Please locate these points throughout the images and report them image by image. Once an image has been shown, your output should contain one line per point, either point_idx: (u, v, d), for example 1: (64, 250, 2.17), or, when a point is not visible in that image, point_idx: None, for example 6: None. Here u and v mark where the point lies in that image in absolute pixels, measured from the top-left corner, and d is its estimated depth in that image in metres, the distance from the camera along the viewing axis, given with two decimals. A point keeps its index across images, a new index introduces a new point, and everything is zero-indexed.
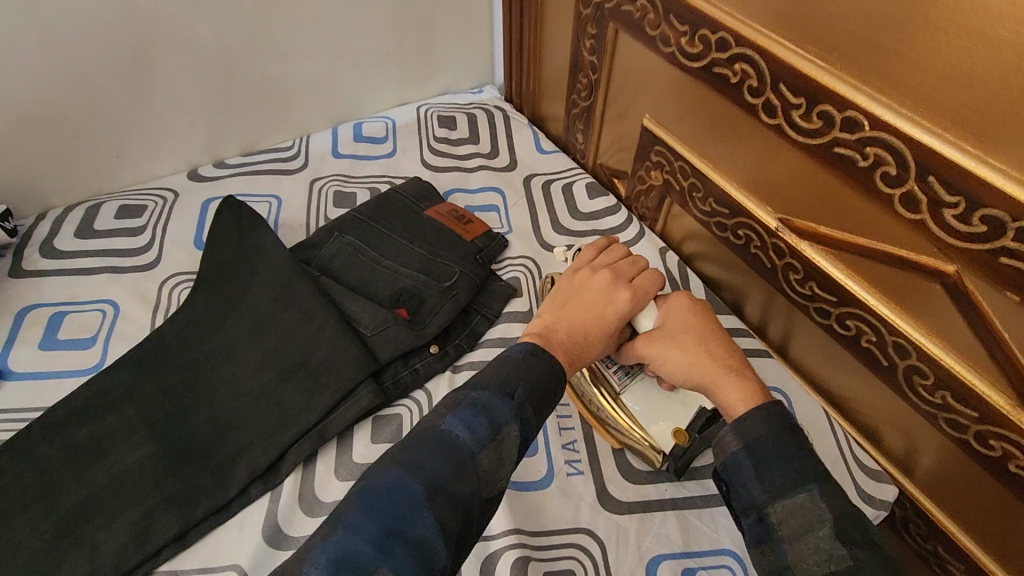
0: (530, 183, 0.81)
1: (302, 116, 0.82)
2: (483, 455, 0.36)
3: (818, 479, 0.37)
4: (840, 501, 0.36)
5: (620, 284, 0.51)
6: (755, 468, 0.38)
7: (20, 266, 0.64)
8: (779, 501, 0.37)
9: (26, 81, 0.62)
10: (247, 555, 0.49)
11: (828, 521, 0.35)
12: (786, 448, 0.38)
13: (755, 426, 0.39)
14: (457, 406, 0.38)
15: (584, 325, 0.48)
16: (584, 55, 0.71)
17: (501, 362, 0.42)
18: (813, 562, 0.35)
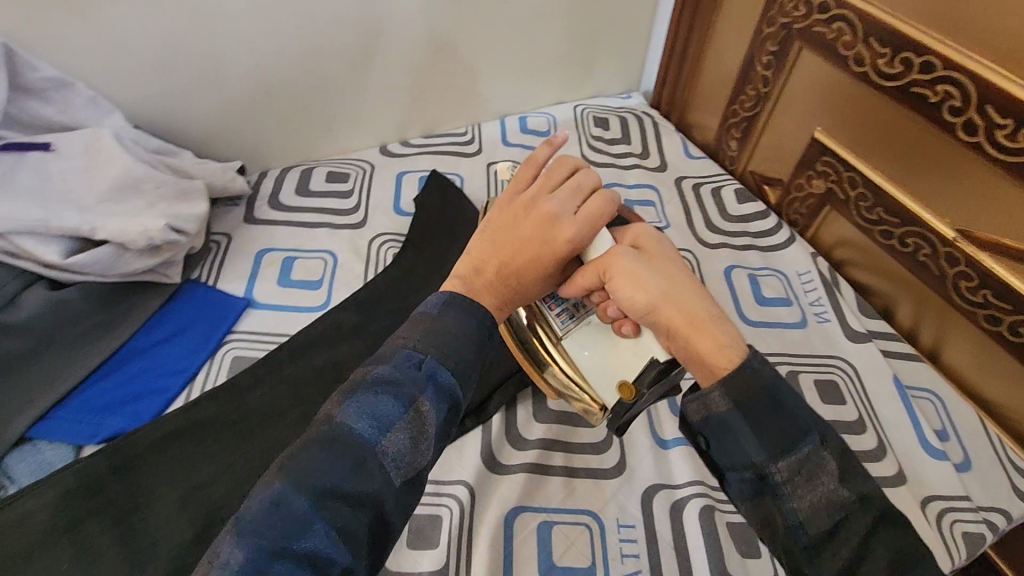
0: (682, 184, 0.86)
1: (477, 106, 0.89)
2: (390, 436, 0.36)
3: (813, 430, 0.38)
4: (840, 448, 0.37)
5: (562, 217, 0.46)
6: (751, 429, 0.38)
7: (253, 214, 0.74)
8: (782, 459, 0.38)
9: (278, 54, 0.71)
10: (471, 473, 0.56)
11: (831, 472, 0.37)
12: (780, 402, 0.38)
13: (744, 390, 0.38)
14: (354, 390, 0.37)
15: (515, 269, 0.45)
16: (759, 69, 0.78)
17: (404, 333, 0.41)
18: (823, 511, 0.37)
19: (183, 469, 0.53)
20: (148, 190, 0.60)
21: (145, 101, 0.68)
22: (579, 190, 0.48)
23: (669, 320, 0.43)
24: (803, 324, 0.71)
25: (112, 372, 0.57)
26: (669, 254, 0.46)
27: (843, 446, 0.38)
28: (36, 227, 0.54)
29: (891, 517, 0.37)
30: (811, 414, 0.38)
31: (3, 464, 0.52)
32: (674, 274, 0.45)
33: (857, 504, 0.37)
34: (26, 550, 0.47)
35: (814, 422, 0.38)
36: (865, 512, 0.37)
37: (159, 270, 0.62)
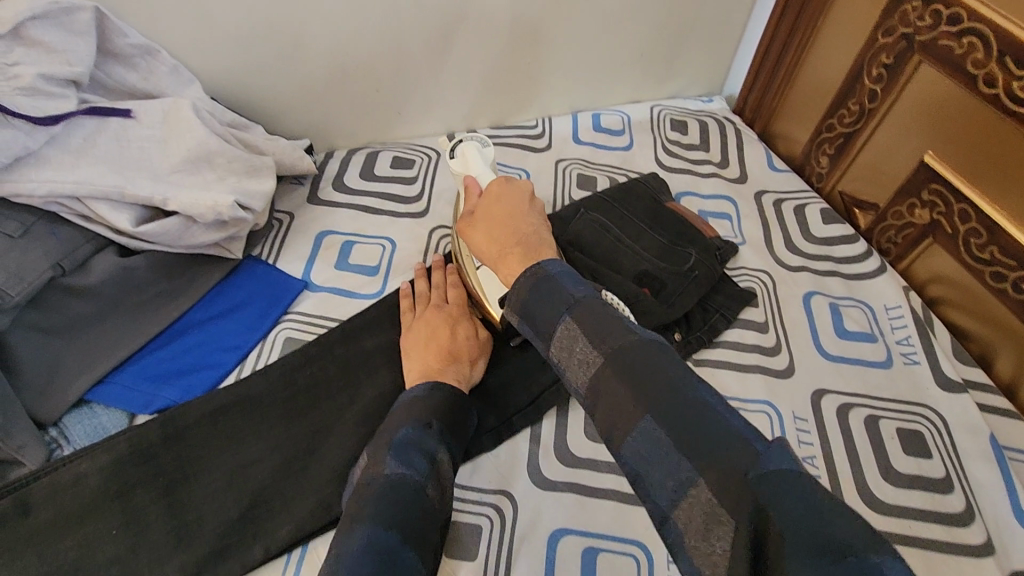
0: (762, 199, 0.80)
1: (550, 99, 0.86)
2: (430, 483, 0.42)
3: (568, 305, 0.42)
4: (595, 313, 0.41)
5: (444, 308, 0.60)
6: (529, 320, 0.45)
7: (317, 195, 0.73)
8: (553, 339, 0.42)
9: (357, 35, 0.69)
10: (517, 486, 0.54)
11: (580, 336, 0.40)
12: (545, 291, 0.44)
13: (521, 289, 0.45)
14: (389, 452, 0.43)
15: (440, 351, 0.55)
16: (866, 82, 0.71)
17: (406, 407, 0.48)
18: (583, 371, 0.40)
19: (229, 448, 0.52)
20: (220, 164, 0.60)
21: (223, 74, 0.68)
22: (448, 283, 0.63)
23: (491, 237, 0.53)
24: (888, 364, 0.65)
25: (169, 342, 0.58)
26: (503, 179, 0.58)
27: (601, 313, 0.41)
28: (112, 193, 0.54)
29: (639, 359, 0.37)
30: (574, 295, 0.43)
31: (61, 423, 0.52)
32: (505, 198, 0.56)
33: (597, 356, 0.39)
34: (77, 513, 0.48)
35: (573, 300, 0.43)
36: (607, 362, 0.38)
37: (221, 245, 0.62)
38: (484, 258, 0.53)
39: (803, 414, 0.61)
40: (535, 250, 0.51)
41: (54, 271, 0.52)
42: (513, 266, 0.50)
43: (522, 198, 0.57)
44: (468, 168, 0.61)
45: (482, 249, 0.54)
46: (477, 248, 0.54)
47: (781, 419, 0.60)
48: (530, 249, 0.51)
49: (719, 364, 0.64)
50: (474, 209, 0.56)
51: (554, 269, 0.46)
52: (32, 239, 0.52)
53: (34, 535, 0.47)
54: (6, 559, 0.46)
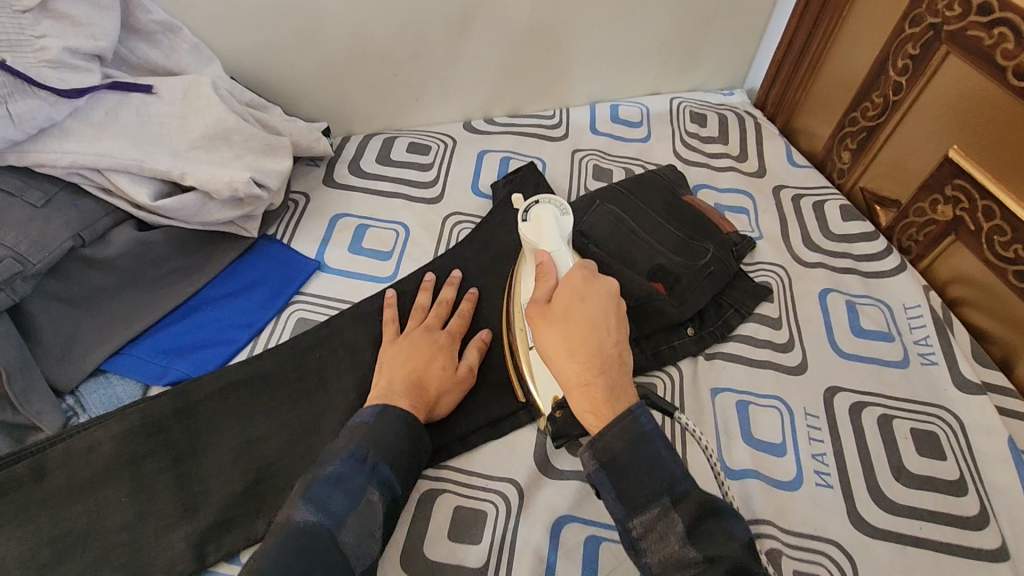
0: (780, 194, 0.79)
1: (568, 89, 0.85)
2: (344, 529, 0.40)
3: (669, 489, 0.42)
4: (693, 504, 0.41)
5: (439, 333, 0.57)
6: (615, 481, 0.43)
7: (332, 177, 0.73)
8: (637, 516, 0.42)
9: (376, 18, 0.69)
10: (522, 471, 0.54)
11: (679, 525, 0.41)
12: (643, 457, 0.42)
13: (612, 441, 0.43)
14: (309, 489, 0.42)
15: (411, 373, 0.52)
16: (892, 74, 0.70)
17: (351, 433, 0.46)
18: (672, 567, 0.40)
19: (238, 422, 0.53)
20: (237, 142, 0.60)
21: (244, 54, 0.68)
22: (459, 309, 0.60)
23: (566, 342, 0.46)
24: (904, 363, 0.64)
25: (184, 317, 0.59)
26: (589, 274, 0.51)
27: (705, 504, 0.41)
28: (132, 166, 0.55)
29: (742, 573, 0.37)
30: (674, 472, 0.42)
31: (77, 391, 0.53)
32: (588, 300, 0.48)
33: (698, 555, 0.39)
34: (89, 478, 0.49)
35: (672, 480, 0.42)
36: (711, 566, 0.38)
37: (237, 223, 0.62)
38: (559, 373, 0.46)
39: (814, 411, 0.60)
40: (622, 389, 0.45)
41: (74, 242, 0.53)
42: (595, 403, 0.44)
43: (613, 305, 0.49)
44: (541, 235, 0.56)
45: (553, 359, 0.46)
46: (551, 360, 0.46)
47: (793, 415, 0.59)
48: (614, 380, 0.45)
49: (731, 358, 0.63)
50: (551, 300, 0.49)
51: (646, 420, 0.44)
52: (53, 211, 0.53)
53: (49, 498, 0.48)
54: (22, 519, 0.47)
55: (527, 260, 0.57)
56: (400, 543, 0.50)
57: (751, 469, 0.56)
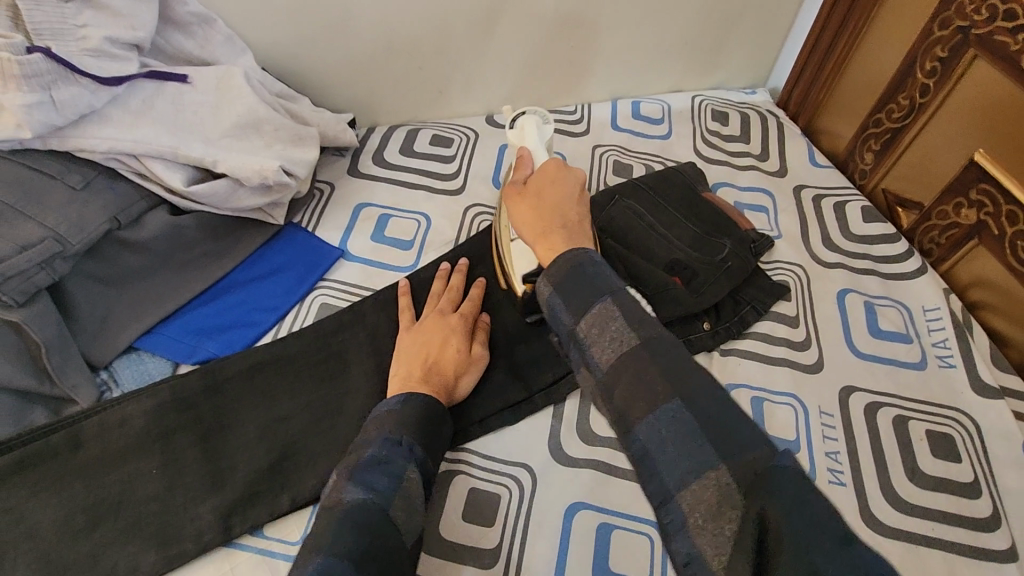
0: (801, 193, 0.79)
1: (591, 85, 0.86)
2: (393, 507, 0.41)
3: (610, 288, 0.43)
4: (631, 305, 0.42)
5: (450, 316, 0.58)
6: (564, 298, 0.44)
7: (357, 168, 0.75)
8: (583, 316, 0.42)
9: (403, 12, 0.70)
10: (536, 459, 0.55)
11: (618, 319, 0.41)
12: (587, 275, 0.44)
13: (561, 267, 0.46)
14: (353, 471, 0.42)
15: (425, 362, 0.54)
16: (918, 76, 0.69)
17: (380, 422, 0.48)
18: (612, 351, 0.40)
19: (263, 402, 0.55)
20: (267, 131, 0.62)
21: (275, 46, 0.70)
22: (469, 293, 0.61)
23: (535, 213, 0.53)
24: (922, 365, 0.63)
25: (213, 299, 0.61)
26: (559, 163, 0.57)
27: (639, 308, 0.42)
28: (167, 153, 0.56)
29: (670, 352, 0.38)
30: (615, 282, 0.43)
31: (111, 366, 0.56)
32: (553, 184, 0.55)
33: (634, 338, 0.40)
34: (122, 451, 0.51)
35: (613, 289, 0.43)
36: (640, 349, 0.39)
37: (265, 211, 0.64)
38: (524, 234, 0.53)
39: (829, 410, 0.60)
40: (578, 240, 0.50)
41: (111, 224, 0.55)
42: (551, 250, 0.49)
43: (577, 188, 0.55)
44: (523, 139, 0.62)
45: (523, 226, 0.54)
46: (520, 225, 0.54)
47: (807, 413, 0.60)
48: (572, 238, 0.50)
49: (747, 355, 0.63)
50: (525, 182, 0.57)
51: (594, 257, 0.46)
52: (92, 194, 0.55)
53: (83, 468, 0.50)
54: (59, 487, 0.49)
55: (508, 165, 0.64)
56: None
57: None
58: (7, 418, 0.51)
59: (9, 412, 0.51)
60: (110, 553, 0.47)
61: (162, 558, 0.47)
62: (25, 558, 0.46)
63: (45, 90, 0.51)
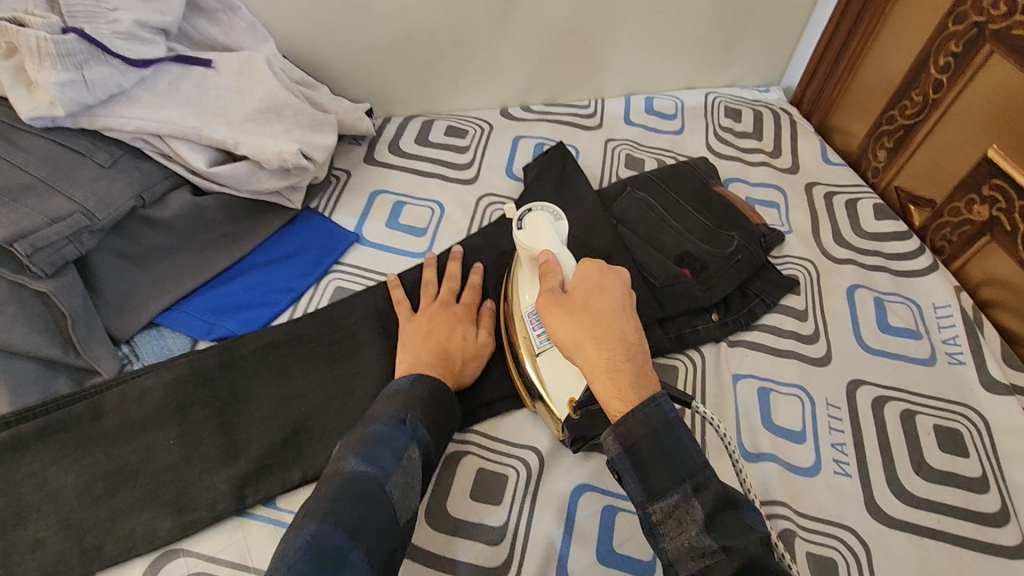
0: (813, 190, 0.79)
1: (605, 80, 0.86)
2: (393, 483, 0.43)
3: (691, 477, 0.40)
4: (712, 490, 0.39)
5: (451, 305, 0.59)
6: (635, 463, 0.41)
7: (373, 156, 0.76)
8: (656, 502, 0.41)
9: (420, 4, 0.72)
10: (544, 442, 0.55)
11: (697, 514, 0.39)
12: (666, 442, 0.41)
13: (636, 427, 0.41)
14: (356, 446, 0.44)
15: (434, 347, 0.54)
16: (932, 72, 0.69)
17: (386, 400, 0.48)
18: (688, 558, 0.39)
19: (277, 378, 0.56)
20: (287, 116, 0.64)
21: (296, 34, 0.72)
22: (468, 283, 0.62)
23: (585, 334, 0.44)
24: (931, 361, 0.63)
25: (231, 279, 0.62)
26: (601, 265, 0.49)
27: (725, 495, 0.39)
28: (191, 134, 0.58)
29: (756, 569, 0.36)
30: (696, 458, 0.41)
31: (132, 341, 0.57)
32: (604, 291, 0.47)
33: (715, 543, 0.38)
34: (141, 420, 0.52)
35: (694, 467, 0.40)
36: (725, 560, 0.37)
37: (283, 195, 0.66)
38: (578, 363, 0.44)
39: (836, 402, 0.61)
40: (646, 375, 0.43)
41: (136, 202, 0.57)
42: (620, 393, 0.42)
43: (625, 292, 0.48)
44: (539, 240, 0.53)
45: (574, 353, 0.45)
46: (572, 349, 0.45)
47: (814, 404, 0.60)
48: (640, 370, 0.43)
49: (754, 346, 0.64)
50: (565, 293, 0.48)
51: (670, 407, 0.42)
52: (118, 171, 0.56)
53: (102, 437, 0.51)
54: (80, 454, 0.50)
55: (524, 266, 0.56)
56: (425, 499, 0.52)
57: (770, 453, 0.57)
58: (32, 386, 0.52)
59: (34, 380, 0.53)
60: (127, 519, 0.48)
61: (178, 525, 0.48)
62: (47, 520, 0.48)
63: (77, 69, 0.52)
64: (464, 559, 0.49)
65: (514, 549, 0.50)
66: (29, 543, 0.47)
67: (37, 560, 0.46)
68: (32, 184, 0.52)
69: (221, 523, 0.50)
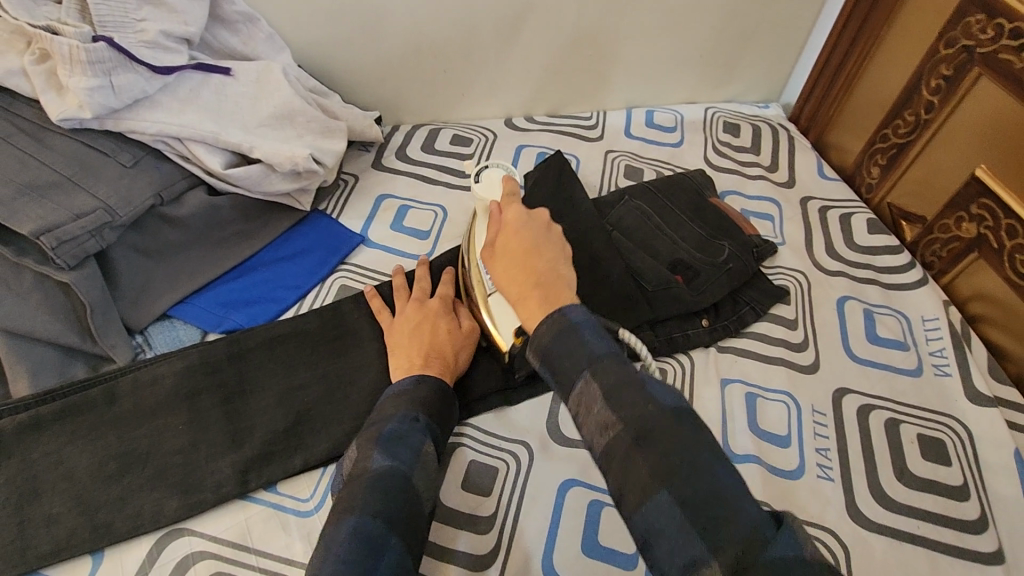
0: (807, 204, 0.81)
1: (608, 93, 0.89)
2: (415, 475, 0.45)
3: (592, 362, 0.41)
4: (612, 375, 0.40)
5: (425, 304, 0.61)
6: (552, 370, 0.43)
7: (381, 162, 0.79)
8: (569, 393, 0.42)
9: (430, 18, 0.75)
10: (535, 438, 0.58)
11: (601, 396, 0.40)
12: (569, 342, 0.43)
13: (544, 336, 0.44)
14: (377, 443, 0.45)
15: (424, 347, 0.56)
16: (924, 93, 0.72)
17: (396, 398, 0.50)
18: (598, 431, 0.39)
19: (282, 370, 0.59)
20: (300, 122, 0.67)
21: (312, 45, 0.75)
22: (440, 281, 0.64)
23: (511, 274, 0.51)
24: (918, 372, 0.65)
25: (240, 275, 0.65)
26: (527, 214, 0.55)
27: (623, 374, 0.40)
28: (209, 137, 0.61)
29: (651, 434, 0.37)
30: (596, 348, 0.42)
31: (146, 331, 0.60)
32: (529, 236, 0.53)
33: (618, 418, 0.38)
34: (152, 406, 0.55)
35: (592, 355, 0.42)
36: (626, 431, 0.38)
37: (293, 196, 0.69)
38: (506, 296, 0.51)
39: (822, 409, 0.62)
40: (557, 293, 0.48)
41: (155, 200, 0.60)
42: (532, 311, 0.47)
43: (541, 228, 0.54)
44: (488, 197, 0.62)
45: (503, 286, 0.51)
46: (502, 286, 0.52)
47: (800, 410, 0.62)
48: (551, 291, 0.48)
49: (744, 353, 0.66)
50: (496, 241, 0.55)
51: (576, 314, 0.45)
52: (140, 171, 0.60)
53: (115, 421, 0.54)
54: (93, 435, 0.53)
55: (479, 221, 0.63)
56: None
57: (755, 456, 0.58)
58: (51, 370, 0.55)
59: (53, 365, 0.56)
60: (136, 498, 0.51)
61: (183, 506, 0.51)
62: (60, 497, 0.50)
63: (105, 75, 0.56)
64: (462, 548, 0.51)
65: (502, 540, 0.52)
66: (42, 518, 0.49)
67: (50, 534, 0.49)
68: (59, 181, 0.55)
69: (224, 505, 0.52)
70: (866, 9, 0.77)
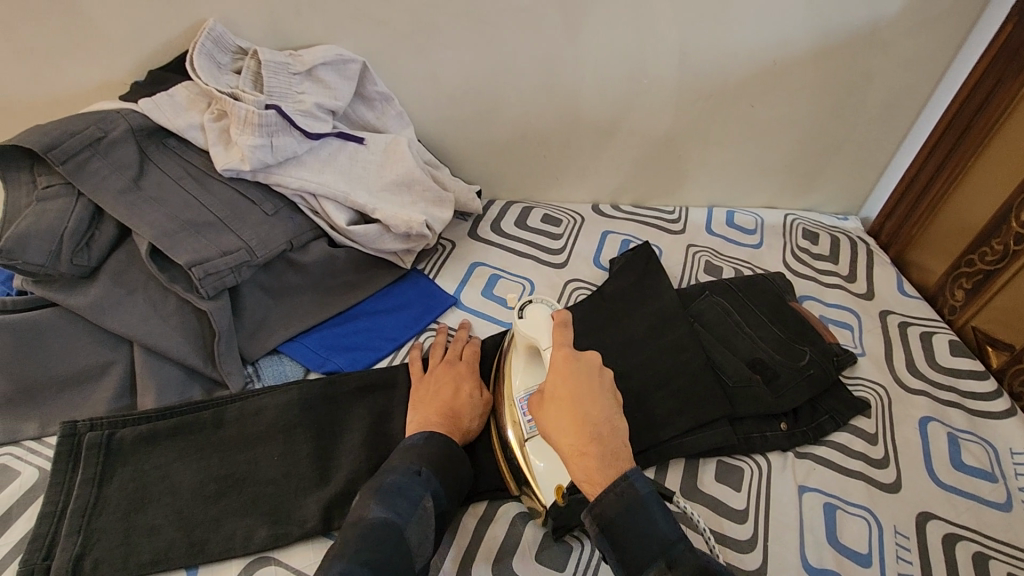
0: (887, 318, 0.81)
1: (692, 192, 0.94)
2: (409, 528, 0.47)
3: (662, 547, 0.44)
4: (683, 564, 0.43)
5: (454, 368, 0.64)
6: (611, 542, 0.45)
7: (476, 232, 0.86)
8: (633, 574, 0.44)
9: (536, 113, 0.83)
10: None
11: None
12: (637, 519, 0.45)
13: (608, 507, 0.45)
14: (375, 493, 0.48)
15: (443, 405, 0.59)
16: (1012, 224, 0.73)
17: (405, 450, 0.53)
18: None
19: (373, 418, 0.61)
20: (417, 190, 0.75)
21: (432, 125, 0.84)
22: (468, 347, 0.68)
23: (561, 428, 0.49)
24: (1008, 507, 0.62)
25: (342, 322, 0.71)
26: (570, 353, 0.53)
27: (698, 563, 0.43)
28: (340, 196, 0.69)
29: None
30: (667, 534, 0.44)
31: (257, 363, 0.66)
32: (574, 379, 0.51)
33: None
34: (255, 435, 0.59)
35: (666, 541, 0.44)
36: None
37: (399, 255, 0.75)
38: (557, 445, 0.49)
39: (904, 531, 0.60)
40: (613, 455, 0.47)
41: (287, 246, 0.67)
42: (590, 473, 0.46)
43: (593, 371, 0.52)
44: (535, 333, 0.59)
45: (552, 435, 0.49)
46: (551, 439, 0.50)
47: (881, 530, 0.60)
48: (608, 449, 0.47)
49: (823, 461, 0.65)
50: (544, 387, 0.53)
51: (641, 484, 0.46)
52: (278, 220, 0.67)
53: (220, 444, 0.58)
54: (198, 456, 0.57)
55: (519, 354, 0.61)
56: (493, 551, 0.55)
57: (832, 571, 0.57)
58: (174, 390, 0.61)
59: (175, 384, 0.61)
60: (229, 522, 0.54)
61: (271, 535, 0.53)
62: (163, 510, 0.54)
63: (268, 136, 0.64)
64: None
65: None
66: (145, 528, 0.53)
67: (152, 544, 0.52)
68: (212, 222, 0.63)
69: (309, 541, 0.54)
70: (957, 138, 0.80)
